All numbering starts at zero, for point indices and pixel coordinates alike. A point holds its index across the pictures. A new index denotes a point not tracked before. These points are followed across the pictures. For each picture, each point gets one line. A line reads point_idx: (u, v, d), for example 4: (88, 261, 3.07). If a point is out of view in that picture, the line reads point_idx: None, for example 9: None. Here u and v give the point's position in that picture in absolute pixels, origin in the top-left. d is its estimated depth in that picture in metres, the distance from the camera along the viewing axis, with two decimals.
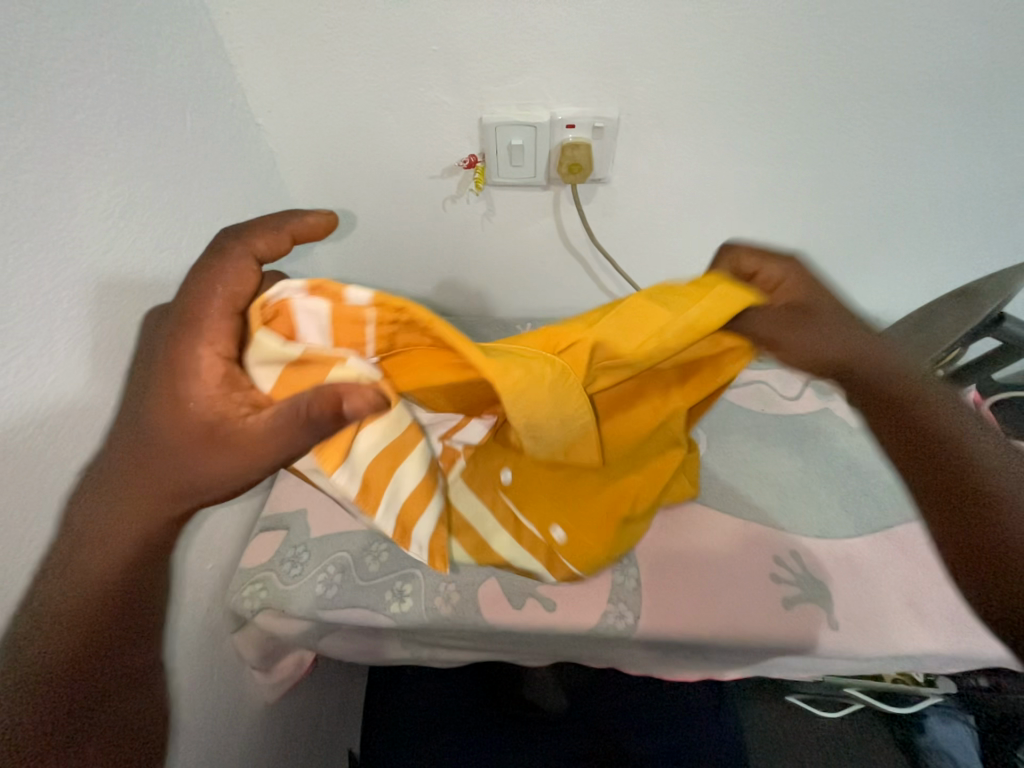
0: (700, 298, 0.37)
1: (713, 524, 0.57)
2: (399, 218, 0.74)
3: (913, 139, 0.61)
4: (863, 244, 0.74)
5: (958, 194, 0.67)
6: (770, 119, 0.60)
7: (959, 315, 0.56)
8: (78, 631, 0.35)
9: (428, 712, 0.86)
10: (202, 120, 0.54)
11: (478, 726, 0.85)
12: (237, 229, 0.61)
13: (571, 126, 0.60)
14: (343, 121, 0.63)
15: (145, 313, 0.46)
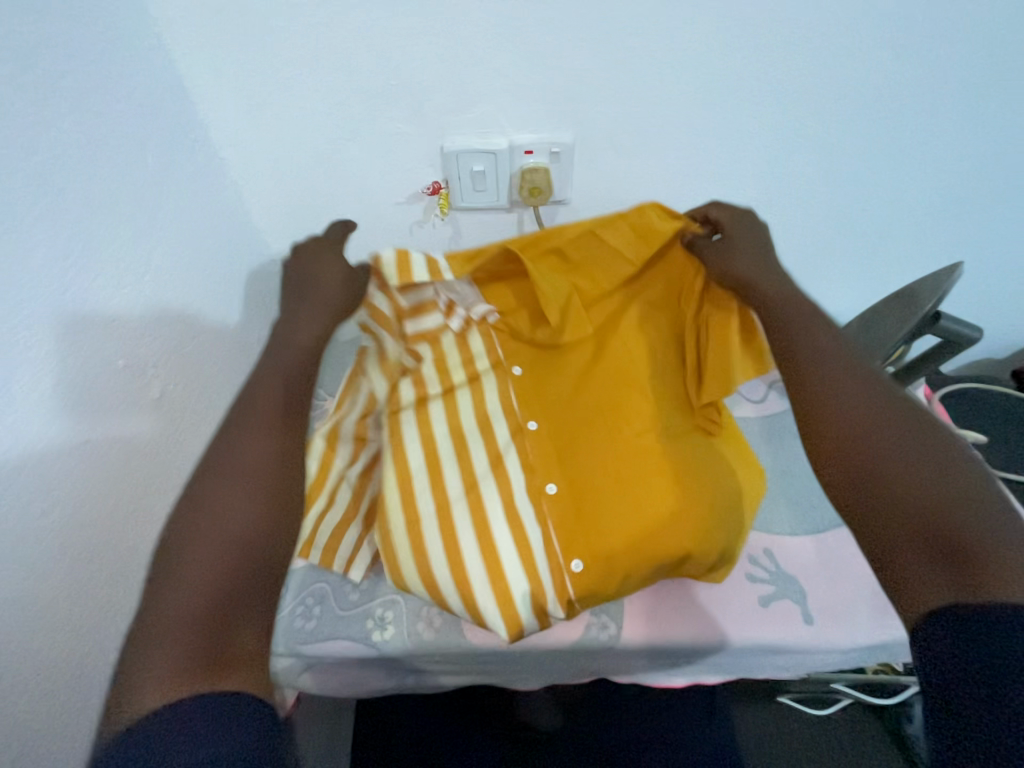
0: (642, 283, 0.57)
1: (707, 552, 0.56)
2: (369, 245, 0.75)
3: (845, 154, 0.66)
4: (808, 252, 0.79)
5: (886, 205, 0.72)
6: (713, 143, 0.64)
7: (899, 316, 0.60)
8: (172, 638, 0.31)
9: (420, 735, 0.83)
10: (165, 156, 0.55)
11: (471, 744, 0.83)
12: (201, 261, 0.61)
13: (530, 152, 0.63)
14: (306, 153, 0.64)
15: (105, 349, 0.47)
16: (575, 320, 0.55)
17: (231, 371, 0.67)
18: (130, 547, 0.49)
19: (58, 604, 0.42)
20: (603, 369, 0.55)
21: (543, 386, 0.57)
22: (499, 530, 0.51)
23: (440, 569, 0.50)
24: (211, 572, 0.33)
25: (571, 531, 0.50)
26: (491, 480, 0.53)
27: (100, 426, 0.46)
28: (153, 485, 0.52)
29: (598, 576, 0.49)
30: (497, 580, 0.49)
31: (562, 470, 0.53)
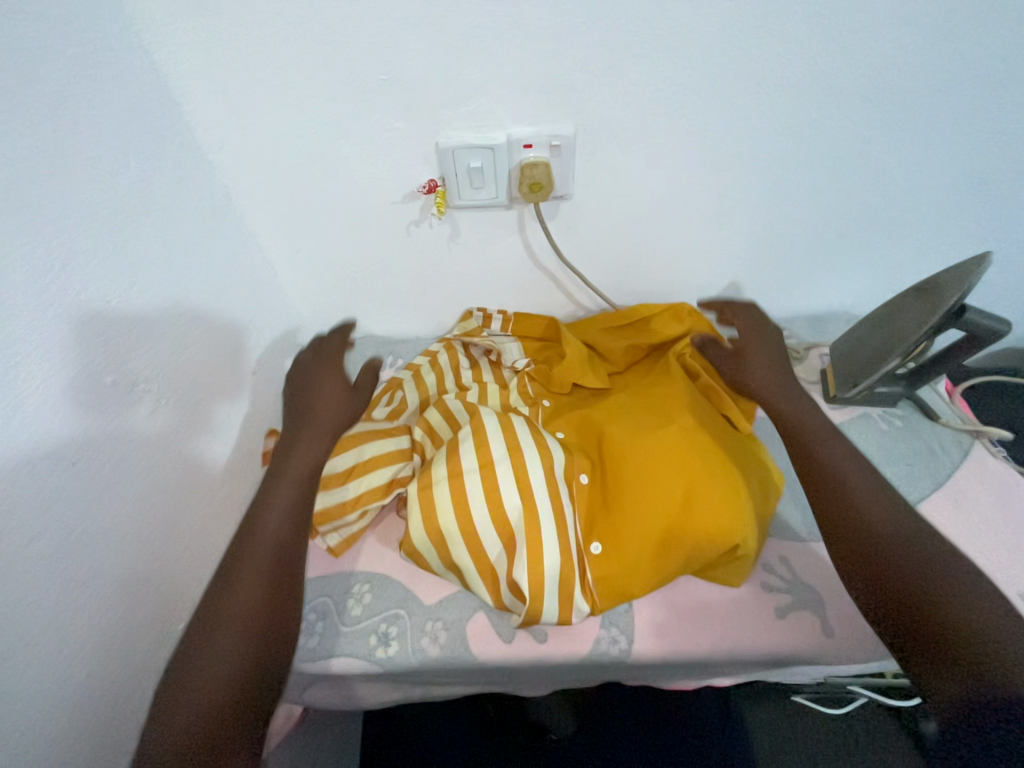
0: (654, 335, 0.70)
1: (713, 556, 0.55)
2: (366, 247, 0.73)
3: (861, 139, 0.63)
4: (821, 243, 0.76)
5: (901, 192, 0.69)
6: (723, 131, 0.61)
7: (921, 309, 0.57)
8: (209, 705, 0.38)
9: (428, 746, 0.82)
10: (150, 163, 0.53)
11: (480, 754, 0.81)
12: (194, 271, 0.59)
13: (528, 146, 0.60)
14: (297, 154, 0.62)
15: (92, 367, 0.45)
16: (594, 362, 0.68)
17: (231, 381, 0.66)
18: (133, 563, 0.49)
19: (56, 631, 0.42)
20: (633, 393, 0.65)
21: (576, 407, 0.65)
22: (543, 498, 0.51)
23: (478, 525, 0.51)
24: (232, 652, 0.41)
25: (605, 518, 0.53)
26: (535, 451, 0.54)
27: (89, 451, 0.45)
28: (151, 499, 0.51)
29: (616, 561, 0.51)
30: (538, 539, 0.49)
31: (600, 465, 0.57)
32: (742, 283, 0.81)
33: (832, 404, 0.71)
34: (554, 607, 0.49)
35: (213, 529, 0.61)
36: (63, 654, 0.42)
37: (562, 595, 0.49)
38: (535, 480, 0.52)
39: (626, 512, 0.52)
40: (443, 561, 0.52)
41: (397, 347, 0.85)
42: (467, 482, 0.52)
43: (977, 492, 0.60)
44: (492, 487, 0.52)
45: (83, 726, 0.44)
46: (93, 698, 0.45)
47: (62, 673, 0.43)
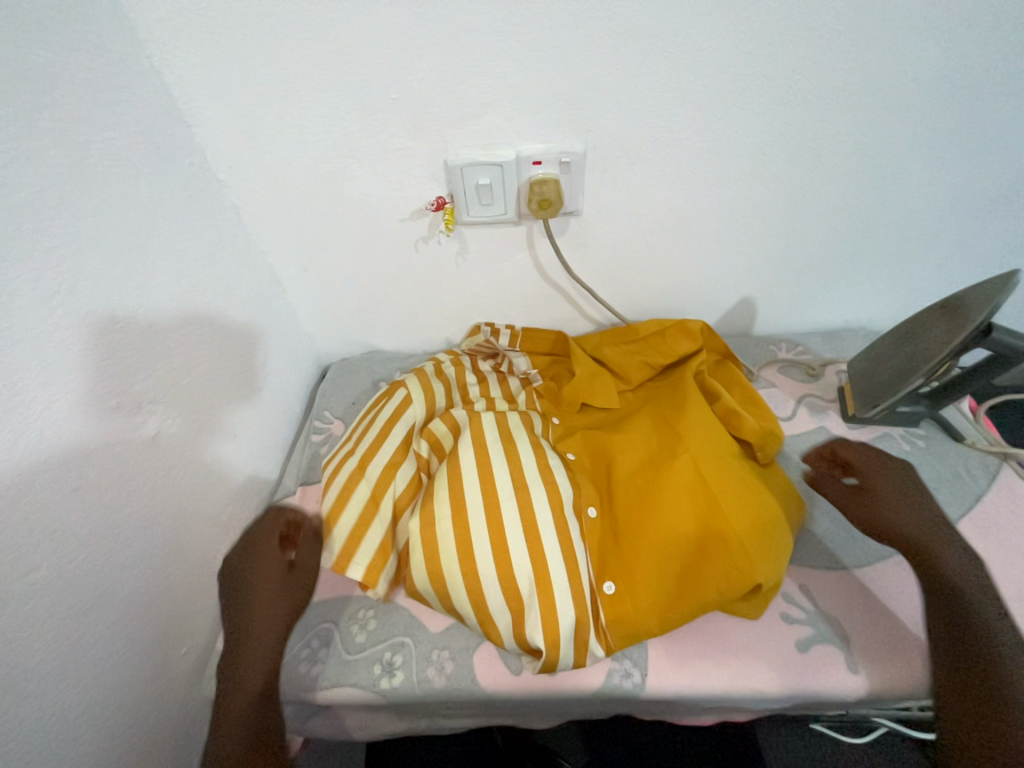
0: (664, 353, 0.69)
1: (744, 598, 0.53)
2: (374, 264, 0.72)
3: (878, 152, 0.62)
4: (837, 258, 0.74)
5: (919, 206, 0.68)
6: (736, 147, 0.60)
7: (946, 329, 0.55)
8: None
9: None
10: (159, 182, 0.53)
11: None
12: (203, 289, 0.59)
13: (538, 162, 0.60)
14: (306, 172, 0.62)
15: (100, 388, 0.44)
16: (603, 380, 0.67)
17: (239, 399, 0.65)
18: (145, 587, 0.48)
19: (64, 665, 0.40)
20: (643, 417, 0.63)
21: (583, 428, 0.64)
22: (550, 539, 0.51)
23: (484, 569, 0.49)
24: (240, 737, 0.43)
25: (616, 554, 0.52)
26: (540, 485, 0.54)
27: (95, 474, 0.43)
28: (162, 521, 0.50)
29: (630, 601, 0.49)
30: (547, 581, 0.48)
31: (608, 493, 0.57)
32: (754, 298, 0.80)
33: (850, 424, 0.69)
34: (568, 653, 0.48)
35: (218, 550, 0.59)
36: (78, 685, 0.41)
37: (575, 641, 0.48)
38: (541, 520, 0.52)
39: (639, 551, 0.51)
40: (447, 603, 0.51)
41: (404, 363, 0.84)
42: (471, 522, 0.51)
43: (1007, 516, 0.58)
44: (497, 528, 0.51)
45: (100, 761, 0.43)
46: (110, 730, 0.44)
47: (79, 706, 0.41)
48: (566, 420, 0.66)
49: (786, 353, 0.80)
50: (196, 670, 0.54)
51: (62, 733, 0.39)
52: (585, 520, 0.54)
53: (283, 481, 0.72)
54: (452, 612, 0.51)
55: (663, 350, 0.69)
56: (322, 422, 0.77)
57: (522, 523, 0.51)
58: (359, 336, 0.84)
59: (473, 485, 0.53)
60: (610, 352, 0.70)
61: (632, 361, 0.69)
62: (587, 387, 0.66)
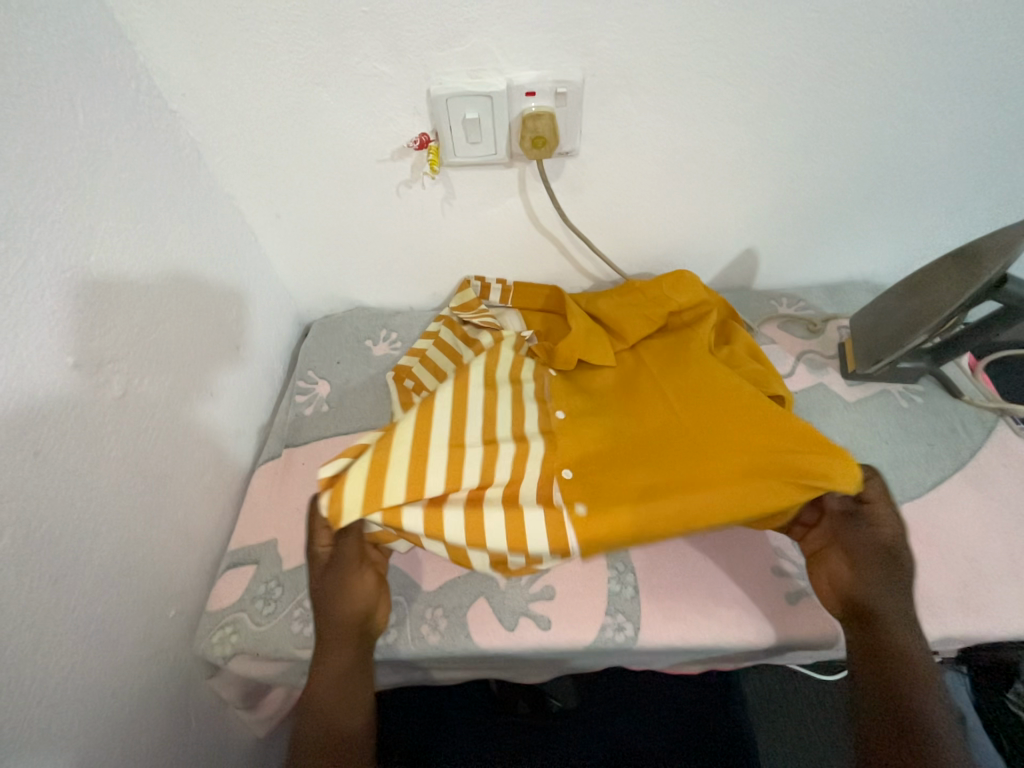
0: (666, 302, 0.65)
1: (747, 552, 0.54)
2: (352, 211, 0.67)
3: (901, 83, 0.56)
4: (846, 204, 0.70)
5: (938, 147, 0.63)
6: (750, 76, 0.55)
7: (959, 278, 0.53)
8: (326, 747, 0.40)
9: (417, 724, 0.76)
10: (99, 109, 0.46)
11: (475, 731, 0.75)
12: (165, 236, 0.53)
13: (531, 93, 0.54)
14: (272, 102, 0.55)
15: (56, 345, 0.41)
16: (598, 338, 0.64)
17: (215, 359, 0.61)
18: (122, 554, 0.46)
19: (40, 634, 0.38)
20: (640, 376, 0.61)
21: (575, 389, 0.63)
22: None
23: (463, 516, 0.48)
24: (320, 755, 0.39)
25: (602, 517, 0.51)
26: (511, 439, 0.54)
27: (54, 438, 0.40)
28: (136, 487, 0.48)
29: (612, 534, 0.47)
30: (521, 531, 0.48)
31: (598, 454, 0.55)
32: (757, 249, 0.76)
33: (849, 380, 0.68)
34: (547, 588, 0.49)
35: (202, 514, 0.58)
36: (60, 654, 0.40)
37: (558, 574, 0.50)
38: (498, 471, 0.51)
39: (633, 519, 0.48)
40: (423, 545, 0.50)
41: (389, 319, 0.80)
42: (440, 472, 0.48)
43: (998, 471, 0.58)
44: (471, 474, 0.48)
45: (92, 725, 0.42)
46: (100, 694, 0.43)
47: (63, 673, 0.40)
48: (557, 380, 0.64)
49: (787, 308, 0.77)
50: (187, 633, 0.54)
51: (47, 701, 0.38)
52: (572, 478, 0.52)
53: (268, 443, 0.69)
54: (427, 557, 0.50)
55: (662, 301, 0.65)
56: (306, 382, 0.74)
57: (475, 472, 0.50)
58: (340, 290, 0.79)
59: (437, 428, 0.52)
60: (607, 308, 0.67)
61: (629, 315, 0.65)
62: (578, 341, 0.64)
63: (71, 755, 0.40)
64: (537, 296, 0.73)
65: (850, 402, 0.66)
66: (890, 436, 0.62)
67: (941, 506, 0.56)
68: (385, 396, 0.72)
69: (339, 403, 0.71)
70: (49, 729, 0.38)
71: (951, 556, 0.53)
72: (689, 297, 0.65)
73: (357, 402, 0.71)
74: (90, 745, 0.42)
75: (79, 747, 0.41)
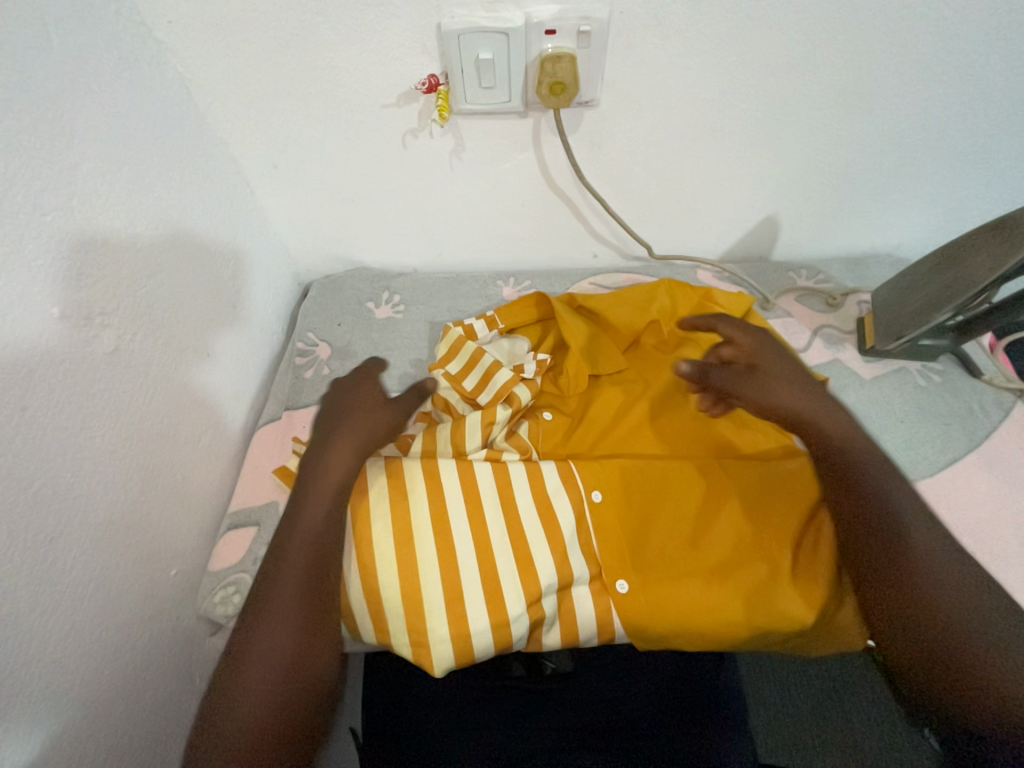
0: (668, 306, 0.65)
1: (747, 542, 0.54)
2: (354, 162, 0.63)
3: (952, 32, 0.52)
4: (878, 170, 0.66)
5: (982, 109, 0.59)
6: (792, 19, 0.50)
7: (996, 252, 0.51)
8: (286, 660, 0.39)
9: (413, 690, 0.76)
10: (78, 33, 0.42)
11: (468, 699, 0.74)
12: (155, 183, 0.50)
13: (551, 32, 0.49)
14: (267, 33, 0.50)
15: (40, 294, 0.38)
16: (606, 355, 0.63)
17: (212, 316, 0.59)
18: (119, 514, 0.45)
19: (37, 592, 0.38)
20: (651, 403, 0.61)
21: (582, 413, 0.62)
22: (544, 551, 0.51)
23: (485, 533, 0.51)
24: (267, 687, 0.38)
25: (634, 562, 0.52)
26: (535, 511, 0.53)
27: (42, 393, 0.38)
28: (131, 446, 0.46)
29: (619, 535, 0.53)
30: (532, 574, 0.50)
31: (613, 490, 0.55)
32: (780, 217, 0.72)
33: (867, 357, 0.66)
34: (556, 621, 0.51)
35: (201, 477, 0.57)
36: (59, 611, 0.39)
37: (560, 625, 0.51)
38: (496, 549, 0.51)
39: (658, 572, 0.51)
40: (405, 595, 0.48)
41: (392, 282, 0.76)
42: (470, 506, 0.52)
43: (1011, 453, 0.58)
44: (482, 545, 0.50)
45: (96, 680, 0.42)
46: (102, 651, 0.43)
47: (63, 630, 0.40)
48: (559, 400, 0.63)
49: (806, 281, 0.74)
50: (188, 592, 0.54)
51: (50, 657, 0.38)
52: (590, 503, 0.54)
53: (267, 405, 0.68)
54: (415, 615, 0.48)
55: (655, 303, 0.64)
56: (306, 345, 0.71)
57: (472, 557, 0.50)
58: (340, 249, 0.76)
59: (423, 511, 0.51)
60: (602, 311, 0.64)
61: (628, 320, 0.63)
62: (577, 355, 0.61)
63: (76, 707, 0.41)
64: (528, 311, 0.67)
65: (866, 379, 0.64)
66: (905, 416, 0.61)
67: (951, 487, 0.56)
68: (387, 361, 0.70)
69: (340, 367, 0.69)
70: (52, 684, 0.39)
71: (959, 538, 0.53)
72: (686, 303, 0.65)
73: (358, 367, 0.69)
74: (94, 699, 0.42)
75: (84, 700, 0.41)
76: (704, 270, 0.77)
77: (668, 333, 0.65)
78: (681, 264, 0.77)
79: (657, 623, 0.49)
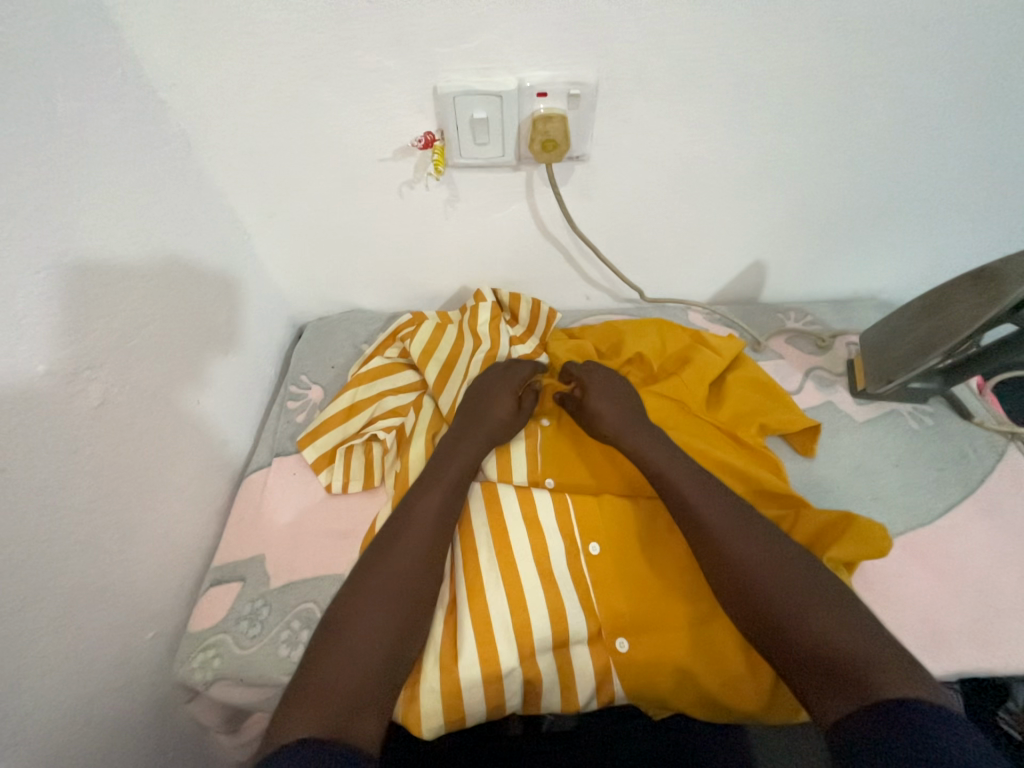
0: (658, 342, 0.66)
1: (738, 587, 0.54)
2: (353, 212, 0.64)
3: (920, 97, 0.55)
4: (858, 219, 0.69)
5: (953, 164, 0.62)
6: (769, 84, 0.53)
7: (978, 301, 0.52)
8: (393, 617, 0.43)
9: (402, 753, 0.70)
10: (82, 96, 0.43)
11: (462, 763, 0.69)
12: (152, 235, 0.50)
13: (542, 94, 0.51)
14: (268, 94, 0.52)
15: (24, 351, 0.37)
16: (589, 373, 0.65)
17: (203, 363, 0.58)
18: (92, 576, 0.43)
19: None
20: None
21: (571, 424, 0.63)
22: (540, 611, 0.49)
23: (480, 593, 0.50)
24: (391, 621, 0.42)
25: (638, 622, 0.49)
26: (530, 566, 0.52)
27: (20, 452, 0.37)
28: (110, 502, 0.45)
29: (620, 589, 0.51)
30: (528, 637, 0.48)
31: (607, 537, 0.53)
32: (767, 262, 0.74)
33: (859, 399, 0.67)
34: (557, 697, 0.49)
35: (183, 530, 0.55)
36: (21, 688, 0.37)
37: (559, 686, 0.49)
38: (493, 613, 0.49)
39: (659, 628, 0.49)
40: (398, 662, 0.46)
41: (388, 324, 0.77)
42: (467, 583, 0.50)
43: (1009, 497, 0.58)
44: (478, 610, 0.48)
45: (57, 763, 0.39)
46: (66, 730, 0.40)
47: (24, 710, 0.37)
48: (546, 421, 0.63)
49: (795, 322, 0.76)
50: (165, 655, 0.51)
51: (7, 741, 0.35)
52: (587, 552, 0.53)
53: (256, 450, 0.66)
54: (411, 708, 0.45)
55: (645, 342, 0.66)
56: (299, 387, 0.71)
57: (466, 622, 0.48)
58: (335, 292, 0.76)
59: None
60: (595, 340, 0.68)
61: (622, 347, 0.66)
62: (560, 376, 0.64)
63: None
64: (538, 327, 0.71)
65: (859, 421, 0.65)
66: (900, 459, 0.61)
67: (949, 534, 0.56)
68: None
69: None
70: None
71: (964, 588, 0.52)
72: (676, 343, 0.66)
73: None
74: None
75: None
76: (695, 312, 0.78)
77: (658, 368, 0.65)
78: (672, 306, 0.79)
79: (657, 678, 0.47)
